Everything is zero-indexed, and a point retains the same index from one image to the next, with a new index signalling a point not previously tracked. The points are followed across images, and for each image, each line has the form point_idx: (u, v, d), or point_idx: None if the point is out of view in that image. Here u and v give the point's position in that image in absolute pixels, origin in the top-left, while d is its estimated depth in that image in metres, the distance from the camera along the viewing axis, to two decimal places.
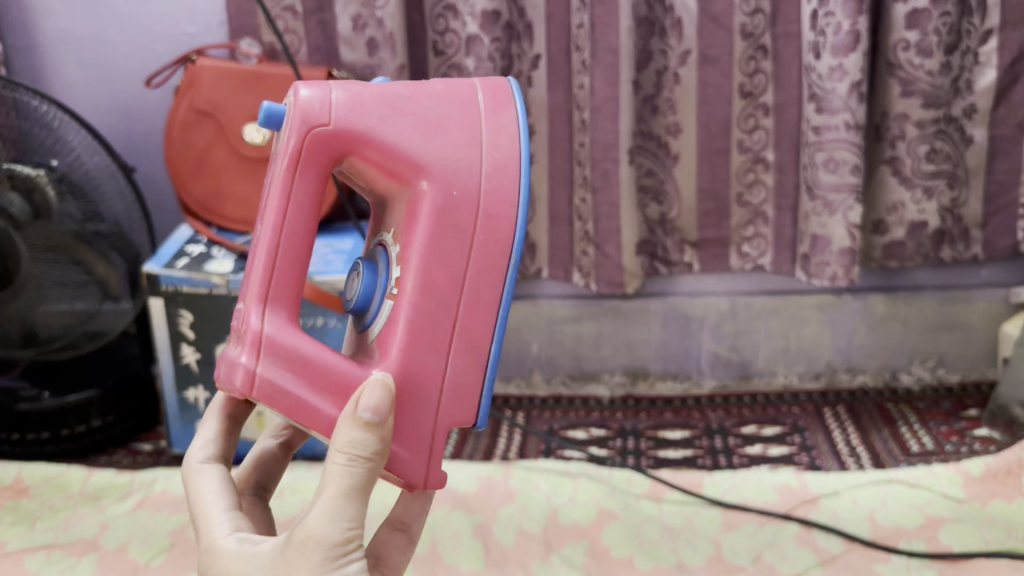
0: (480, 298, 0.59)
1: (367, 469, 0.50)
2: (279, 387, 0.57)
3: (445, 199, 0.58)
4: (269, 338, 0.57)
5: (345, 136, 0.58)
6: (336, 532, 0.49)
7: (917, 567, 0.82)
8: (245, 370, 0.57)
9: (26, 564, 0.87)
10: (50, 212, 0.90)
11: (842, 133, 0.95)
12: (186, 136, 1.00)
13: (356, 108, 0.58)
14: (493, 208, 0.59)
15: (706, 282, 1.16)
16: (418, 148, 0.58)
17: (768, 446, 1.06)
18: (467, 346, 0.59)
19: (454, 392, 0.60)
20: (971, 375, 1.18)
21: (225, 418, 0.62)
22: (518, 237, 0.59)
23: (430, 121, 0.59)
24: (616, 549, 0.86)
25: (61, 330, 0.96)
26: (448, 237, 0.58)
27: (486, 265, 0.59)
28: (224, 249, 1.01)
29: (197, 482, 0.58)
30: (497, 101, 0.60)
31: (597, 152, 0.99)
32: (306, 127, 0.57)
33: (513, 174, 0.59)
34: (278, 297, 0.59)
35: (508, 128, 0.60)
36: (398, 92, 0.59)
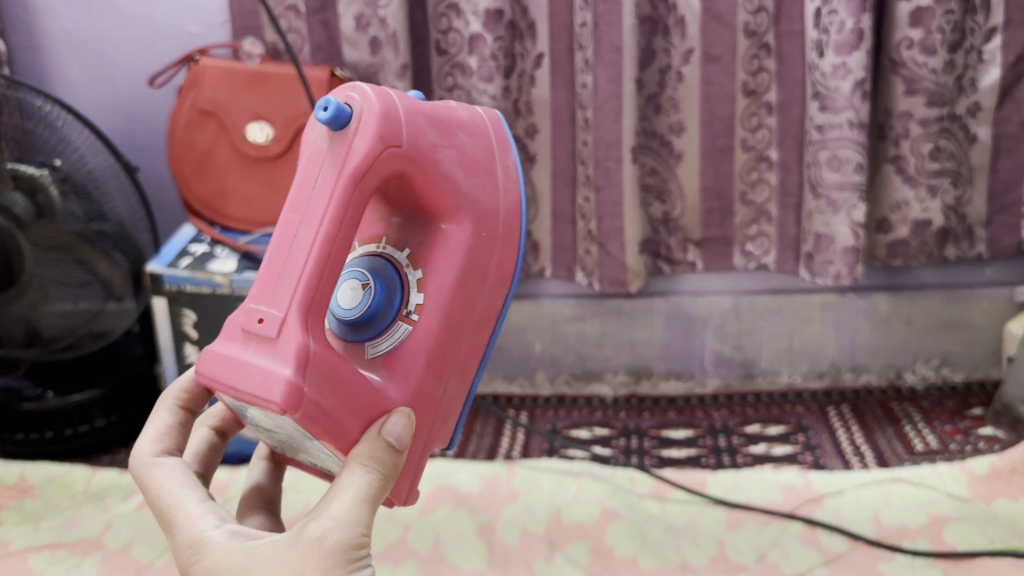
0: (478, 333, 0.62)
1: (382, 483, 0.51)
2: (322, 410, 0.52)
3: (476, 238, 0.61)
4: (316, 356, 0.52)
5: (406, 159, 0.56)
6: (352, 534, 0.48)
7: (921, 567, 0.82)
8: (293, 387, 0.50)
9: (31, 563, 0.87)
10: (53, 211, 0.90)
11: (845, 132, 0.95)
12: (188, 136, 1.00)
13: (416, 132, 0.57)
14: (505, 251, 0.62)
15: (710, 281, 1.16)
16: (462, 184, 0.60)
17: (771, 446, 1.05)
18: (462, 374, 0.62)
19: (442, 417, 0.62)
20: (975, 374, 1.18)
21: (177, 409, 0.62)
22: (516, 279, 0.64)
23: (468, 157, 0.61)
24: (620, 548, 0.86)
25: (65, 329, 0.96)
26: (471, 273, 0.61)
27: (492, 300, 0.62)
28: (227, 249, 1.01)
29: (156, 474, 0.57)
30: (503, 146, 0.65)
31: (600, 150, 0.99)
32: (383, 144, 0.55)
33: (519, 223, 0.64)
34: (318, 311, 0.54)
35: (515, 176, 0.64)
36: (443, 123, 0.60)
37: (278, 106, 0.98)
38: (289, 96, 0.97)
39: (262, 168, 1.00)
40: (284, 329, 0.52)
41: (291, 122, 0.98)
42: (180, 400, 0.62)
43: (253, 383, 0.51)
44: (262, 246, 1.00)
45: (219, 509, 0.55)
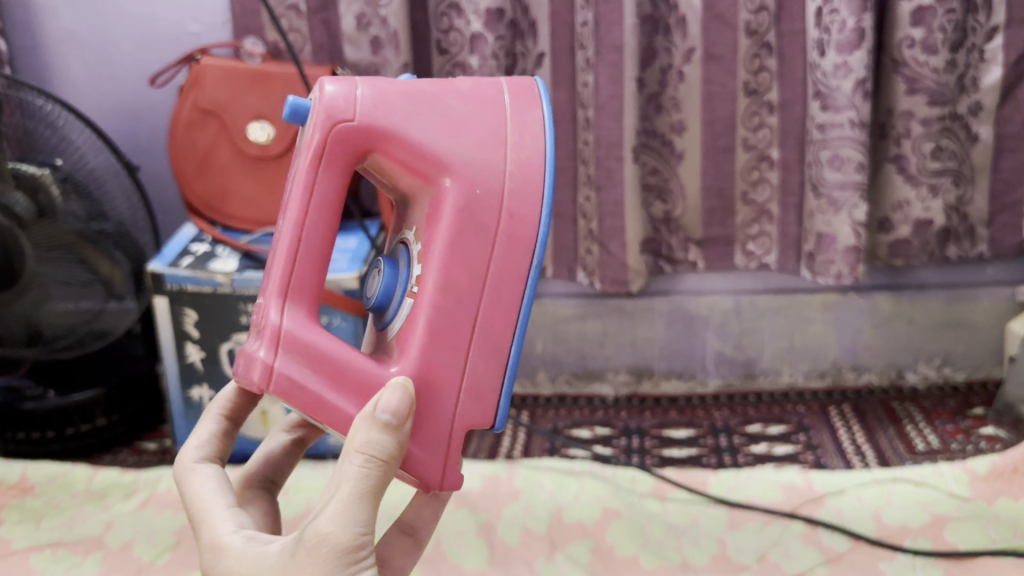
0: (502, 300, 0.59)
1: (382, 471, 0.50)
2: (296, 383, 0.57)
3: (470, 199, 0.58)
4: (288, 332, 0.58)
5: (366, 133, 0.58)
6: (349, 537, 0.48)
7: (922, 567, 0.82)
8: (263, 364, 0.57)
9: (32, 562, 0.87)
10: (54, 211, 0.90)
11: (846, 131, 0.95)
12: (189, 135, 1.00)
13: (380, 106, 0.58)
14: (516, 208, 0.59)
15: (711, 281, 1.16)
16: (443, 147, 0.58)
17: (772, 446, 1.05)
18: (486, 345, 0.59)
19: (471, 390, 0.60)
20: (977, 374, 1.18)
21: (223, 418, 0.63)
22: (541, 236, 0.59)
23: (459, 119, 0.59)
24: (621, 548, 0.86)
25: (66, 329, 0.96)
26: (472, 238, 0.58)
27: (507, 266, 0.59)
28: (228, 248, 1.00)
29: (193, 481, 0.58)
30: (522, 101, 0.60)
31: (601, 150, 0.99)
32: (331, 123, 0.57)
33: (539, 176, 0.59)
34: (300, 290, 0.59)
35: (534, 129, 0.60)
36: (424, 90, 0.60)
37: (280, 106, 0.98)
38: (290, 96, 0.98)
39: (265, 167, 1.01)
40: (264, 313, 0.59)
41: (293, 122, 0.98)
42: (224, 409, 0.63)
43: (243, 365, 0.59)
44: (263, 246, 1.00)
45: (243, 517, 0.56)
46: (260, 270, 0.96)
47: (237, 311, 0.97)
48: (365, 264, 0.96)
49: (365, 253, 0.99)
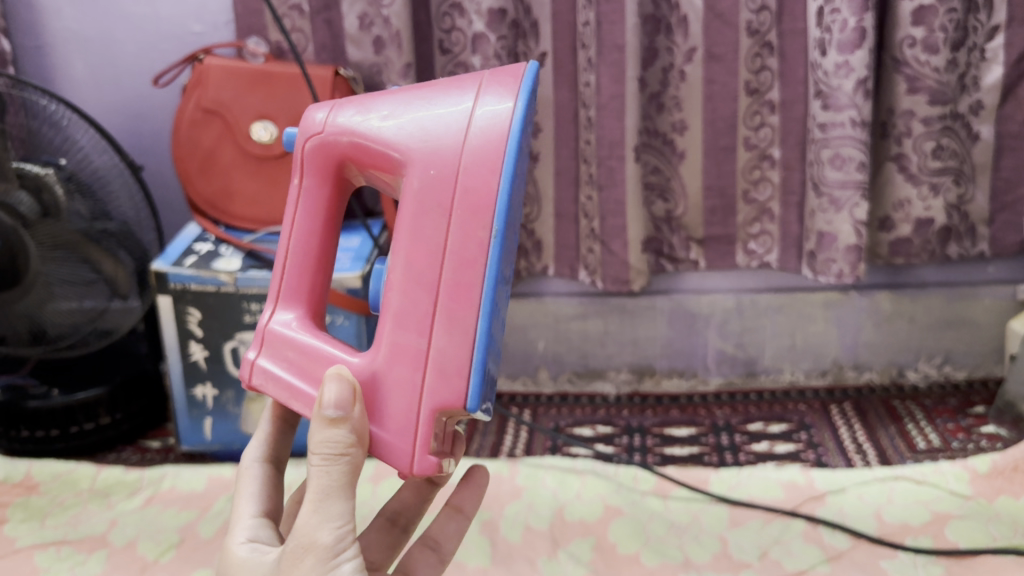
0: (463, 279, 0.54)
1: (347, 462, 0.50)
2: (273, 375, 0.62)
3: (423, 179, 0.55)
4: (270, 331, 0.63)
5: (333, 137, 0.61)
6: (325, 534, 0.49)
7: (923, 564, 0.82)
8: (249, 360, 0.64)
9: (37, 560, 0.88)
10: (59, 210, 0.92)
11: (848, 130, 0.95)
12: (193, 135, 1.00)
13: (350, 112, 0.61)
14: (471, 180, 0.53)
15: (712, 280, 1.16)
16: (400, 133, 0.57)
17: (774, 444, 1.06)
18: (447, 323, 0.54)
19: (437, 371, 0.54)
20: (978, 372, 1.18)
21: (275, 420, 0.65)
22: (499, 208, 0.53)
23: (426, 108, 0.57)
24: (622, 545, 0.87)
25: (70, 327, 0.98)
26: (428, 218, 0.55)
27: (464, 242, 0.53)
28: (231, 247, 1.01)
29: (240, 481, 0.61)
30: (497, 81, 0.55)
31: (603, 149, 1.00)
32: (306, 135, 0.62)
33: (497, 146, 0.53)
34: (290, 294, 0.64)
35: (498, 102, 0.54)
36: (401, 92, 0.60)
37: (283, 105, 0.98)
38: (294, 95, 0.98)
39: (267, 166, 1.01)
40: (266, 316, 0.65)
41: (296, 120, 0.99)
42: (275, 411, 0.65)
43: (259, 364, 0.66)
44: (266, 245, 1.01)
45: (265, 526, 0.57)
46: (264, 269, 0.97)
47: (241, 310, 0.98)
48: (368, 263, 0.96)
49: (367, 251, 0.99)
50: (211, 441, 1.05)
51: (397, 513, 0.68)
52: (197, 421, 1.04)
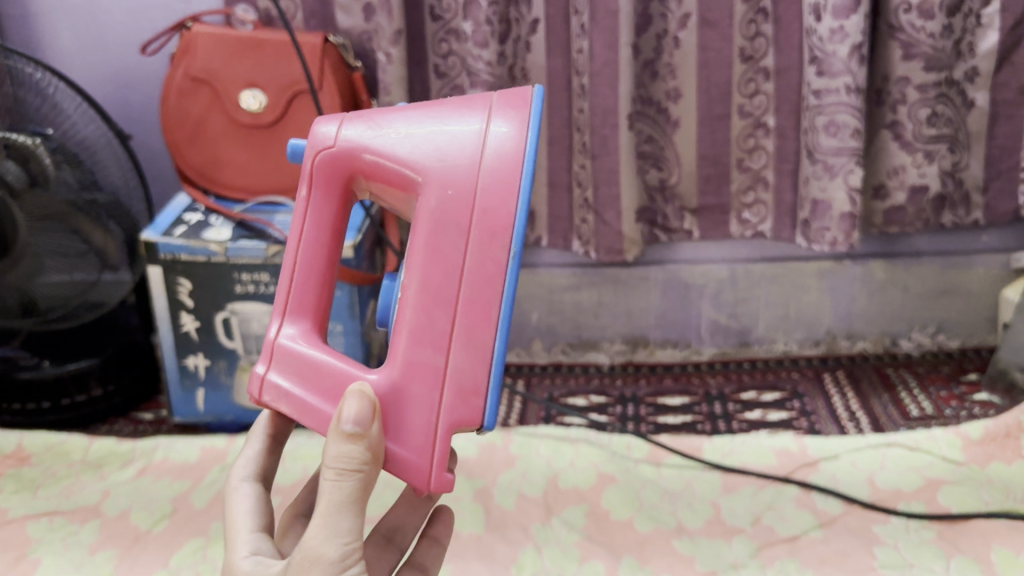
0: (480, 300, 0.54)
1: (360, 479, 0.50)
2: (284, 391, 0.61)
3: (440, 199, 0.55)
4: (279, 346, 0.62)
5: (343, 152, 0.59)
6: (332, 549, 0.49)
7: (915, 529, 0.83)
8: (258, 376, 0.62)
9: (29, 531, 0.88)
10: (46, 180, 0.90)
11: (842, 96, 0.94)
12: (182, 103, 0.99)
13: (360, 128, 0.60)
14: (489, 201, 0.54)
15: (706, 250, 1.15)
16: (415, 152, 0.56)
17: (767, 412, 1.06)
18: (466, 341, 0.54)
19: (455, 388, 0.55)
20: (971, 341, 1.18)
21: (267, 438, 0.62)
22: (518, 230, 0.53)
23: (437, 126, 0.57)
24: (616, 511, 0.87)
25: (60, 300, 0.97)
26: (445, 236, 0.55)
27: (483, 263, 0.54)
28: (222, 216, 1.00)
29: (231, 499, 0.59)
30: (508, 103, 0.56)
31: (596, 118, 0.99)
32: (312, 149, 0.60)
33: (514, 169, 0.53)
34: (298, 308, 0.63)
35: (514, 126, 0.54)
36: (410, 110, 0.59)
37: (273, 74, 0.97)
38: (283, 64, 0.97)
39: (256, 135, 1.00)
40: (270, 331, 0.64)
41: (284, 88, 0.97)
42: (268, 429, 0.63)
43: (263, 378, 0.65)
44: (257, 215, 1.00)
45: (265, 541, 0.56)
46: (255, 239, 0.96)
47: (233, 279, 0.97)
48: (360, 234, 0.96)
49: (360, 222, 0.99)
50: (204, 412, 1.05)
51: (391, 531, 0.67)
52: (190, 393, 1.04)
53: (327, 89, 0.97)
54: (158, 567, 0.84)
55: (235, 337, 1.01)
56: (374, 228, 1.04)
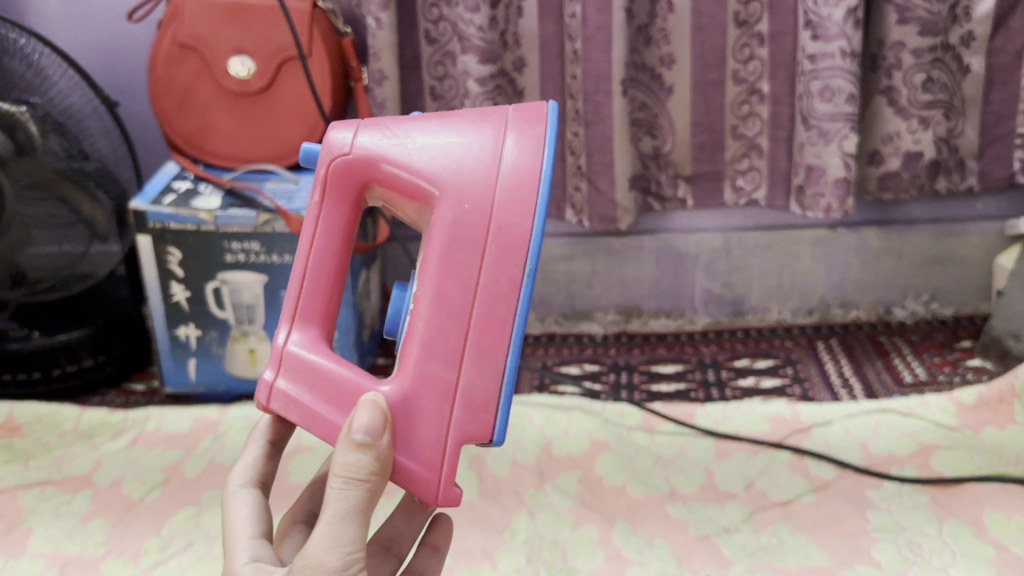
0: (494, 316, 0.54)
1: (367, 489, 0.49)
2: (293, 399, 0.59)
3: (457, 213, 0.55)
4: (288, 353, 0.60)
5: (359, 161, 0.58)
6: (334, 558, 0.47)
7: (908, 493, 0.83)
8: (266, 383, 0.60)
9: (20, 500, 0.87)
10: (33, 149, 0.89)
11: (837, 61, 0.93)
12: (170, 70, 0.97)
13: (377, 136, 0.58)
14: (506, 216, 0.53)
15: (699, 219, 1.15)
16: (432, 163, 0.56)
17: (760, 379, 1.06)
18: (478, 356, 0.54)
19: (466, 403, 0.54)
20: (965, 309, 1.18)
21: (266, 444, 0.61)
22: (533, 247, 0.53)
23: (454, 139, 0.56)
24: (610, 478, 0.87)
25: (49, 272, 0.96)
26: (460, 250, 0.54)
27: (498, 278, 0.54)
28: (212, 185, 0.99)
29: (230, 504, 0.57)
30: (524, 118, 0.56)
31: (589, 84, 0.98)
32: (327, 157, 0.59)
33: (531, 185, 0.53)
34: (306, 315, 0.61)
35: (532, 142, 0.54)
36: (425, 121, 0.58)
37: (261, 40, 0.96)
38: (272, 31, 0.96)
39: (245, 102, 0.99)
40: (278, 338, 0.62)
41: (274, 54, 0.96)
42: (267, 434, 0.61)
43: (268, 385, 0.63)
44: (246, 183, 0.99)
45: (266, 548, 0.53)
46: (245, 208, 0.95)
47: (223, 248, 0.96)
48: None
49: None
50: (196, 382, 1.05)
51: (390, 540, 0.66)
52: (181, 363, 1.03)
53: (317, 56, 0.96)
54: (151, 535, 0.83)
55: (226, 307, 1.00)
56: None
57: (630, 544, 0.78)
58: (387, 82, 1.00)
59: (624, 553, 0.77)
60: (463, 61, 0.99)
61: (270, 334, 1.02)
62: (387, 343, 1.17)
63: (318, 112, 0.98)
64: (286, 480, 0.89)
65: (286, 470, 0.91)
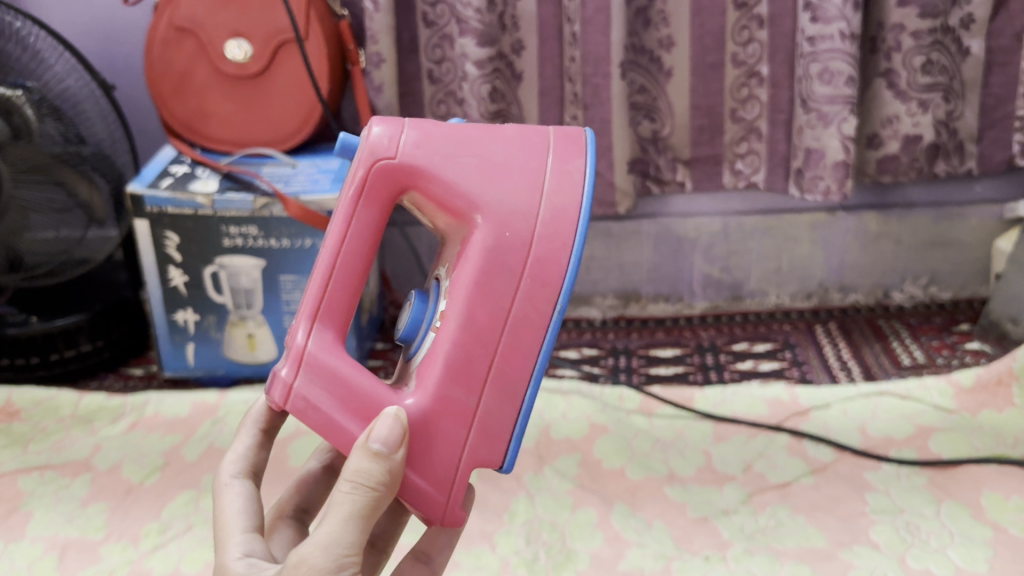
0: (522, 346, 0.55)
1: (373, 498, 0.48)
2: (312, 405, 0.55)
3: (498, 241, 0.55)
4: (309, 355, 0.56)
5: (404, 170, 0.56)
6: (327, 561, 0.47)
7: (907, 475, 0.83)
8: (282, 384, 0.56)
9: (20, 484, 0.87)
10: (30, 132, 0.88)
11: (836, 43, 0.93)
12: (166, 54, 0.97)
13: (422, 145, 0.56)
14: (547, 252, 0.55)
15: (698, 202, 1.15)
16: (476, 188, 0.56)
17: (759, 362, 1.06)
18: (500, 384, 0.55)
19: (482, 429, 0.56)
20: (963, 292, 1.18)
21: (257, 431, 0.61)
22: (568, 285, 0.55)
23: (499, 164, 0.56)
24: (608, 460, 0.87)
25: (47, 256, 0.96)
26: (497, 279, 0.55)
27: (531, 310, 0.55)
28: (208, 169, 0.99)
29: (221, 495, 0.56)
30: (567, 149, 0.57)
31: (588, 66, 0.98)
32: (371, 159, 0.56)
33: (573, 222, 0.55)
34: (329, 316, 0.57)
35: (575, 178, 0.56)
36: (468, 133, 0.57)
37: (257, 22, 0.95)
38: (268, 12, 0.95)
39: (242, 86, 0.98)
40: (293, 335, 0.57)
41: (271, 36, 0.95)
42: (259, 420, 0.61)
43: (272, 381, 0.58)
44: (244, 168, 0.99)
45: (260, 543, 0.53)
46: (242, 192, 0.95)
47: (220, 233, 0.96)
48: None
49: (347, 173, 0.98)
50: (195, 367, 1.05)
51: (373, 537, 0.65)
52: (179, 348, 1.03)
53: (314, 38, 0.95)
54: (150, 518, 0.84)
55: (224, 292, 1.00)
56: None
57: (629, 526, 0.79)
58: (385, 64, 0.99)
59: (623, 535, 0.78)
60: (460, 43, 0.98)
61: (268, 319, 1.01)
62: (385, 328, 1.18)
63: (315, 94, 0.98)
64: (285, 464, 0.89)
65: (285, 455, 0.91)
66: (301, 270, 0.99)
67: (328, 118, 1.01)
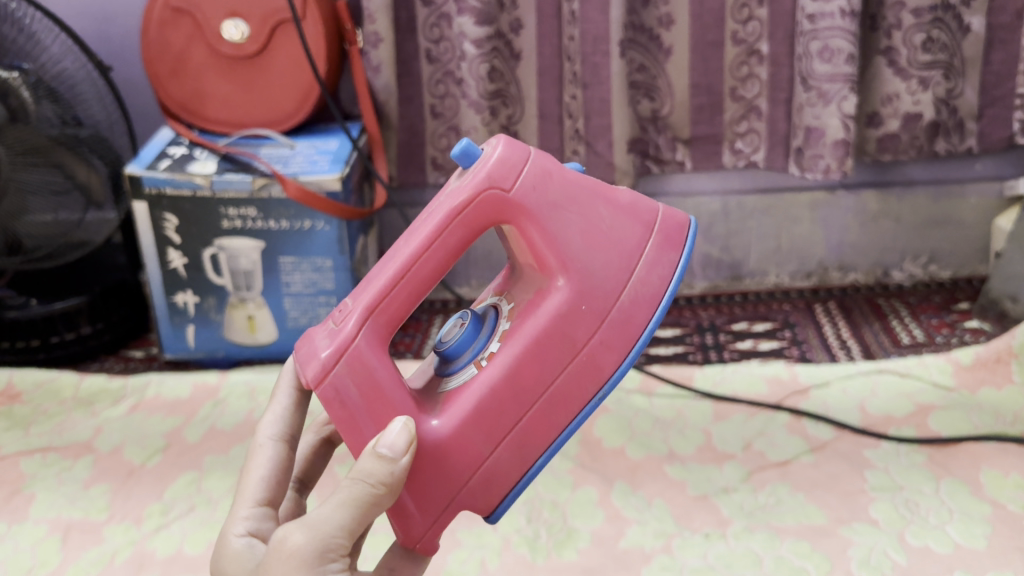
0: (557, 412, 0.56)
1: (372, 495, 0.48)
2: (341, 398, 0.54)
3: (572, 309, 0.56)
4: (355, 350, 0.54)
5: (513, 207, 0.55)
6: (309, 545, 0.47)
7: (906, 453, 0.83)
8: (318, 365, 0.53)
9: (22, 466, 0.88)
10: (27, 115, 0.88)
11: (836, 20, 0.93)
12: (163, 34, 0.96)
13: (538, 188, 0.55)
14: (613, 336, 0.56)
15: (698, 181, 1.14)
16: (571, 250, 0.56)
17: (758, 342, 1.06)
18: (519, 446, 0.56)
19: (484, 480, 0.56)
20: (963, 271, 1.18)
21: (297, 389, 0.59)
22: (616, 375, 0.57)
23: (598, 236, 0.56)
24: (608, 440, 0.87)
25: (45, 239, 0.95)
26: (556, 343, 0.56)
27: (575, 385, 0.56)
28: (207, 151, 0.99)
29: (253, 458, 0.56)
30: (666, 243, 0.58)
31: (587, 45, 0.99)
32: (486, 184, 0.54)
33: (644, 316, 0.57)
34: (383, 315, 0.55)
35: (661, 274, 0.58)
36: (587, 190, 0.57)
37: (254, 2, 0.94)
38: None
39: (239, 66, 0.98)
40: (345, 319, 0.54)
41: (267, 17, 0.95)
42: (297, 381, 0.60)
43: (307, 353, 0.55)
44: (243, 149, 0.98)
45: (267, 520, 0.53)
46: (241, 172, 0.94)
47: (221, 215, 0.96)
48: (347, 165, 0.95)
49: (347, 155, 0.98)
50: (195, 349, 1.05)
51: None
52: (180, 330, 1.03)
53: (311, 18, 0.94)
54: (153, 499, 0.84)
55: (224, 274, 1.00)
56: (361, 160, 1.02)
57: (629, 505, 0.79)
58: (383, 44, 0.99)
59: (623, 513, 0.78)
60: (459, 22, 0.98)
61: (268, 301, 1.01)
62: None
63: (313, 74, 0.97)
64: None
65: None
66: (301, 251, 0.98)
67: (326, 99, 1.00)
